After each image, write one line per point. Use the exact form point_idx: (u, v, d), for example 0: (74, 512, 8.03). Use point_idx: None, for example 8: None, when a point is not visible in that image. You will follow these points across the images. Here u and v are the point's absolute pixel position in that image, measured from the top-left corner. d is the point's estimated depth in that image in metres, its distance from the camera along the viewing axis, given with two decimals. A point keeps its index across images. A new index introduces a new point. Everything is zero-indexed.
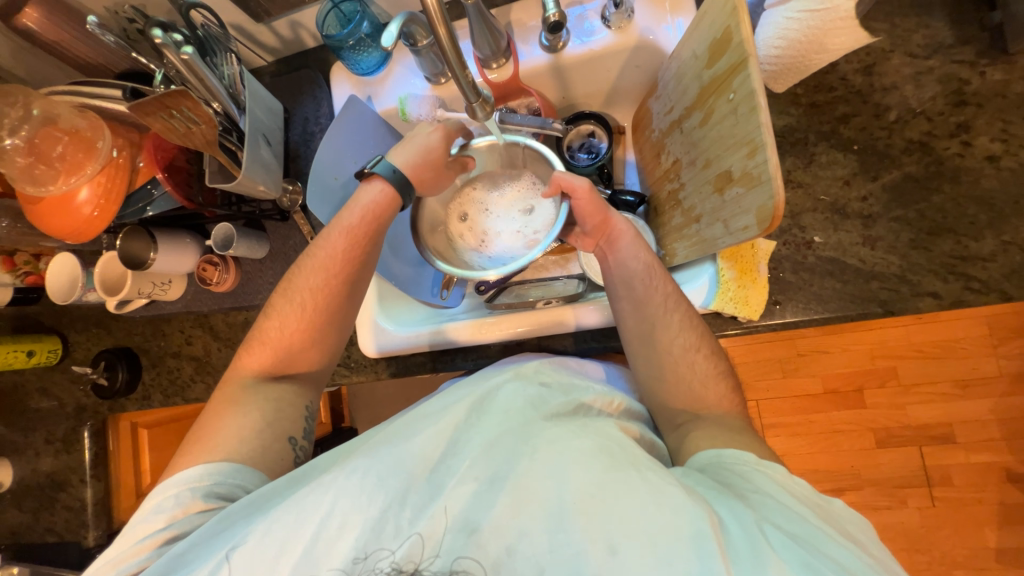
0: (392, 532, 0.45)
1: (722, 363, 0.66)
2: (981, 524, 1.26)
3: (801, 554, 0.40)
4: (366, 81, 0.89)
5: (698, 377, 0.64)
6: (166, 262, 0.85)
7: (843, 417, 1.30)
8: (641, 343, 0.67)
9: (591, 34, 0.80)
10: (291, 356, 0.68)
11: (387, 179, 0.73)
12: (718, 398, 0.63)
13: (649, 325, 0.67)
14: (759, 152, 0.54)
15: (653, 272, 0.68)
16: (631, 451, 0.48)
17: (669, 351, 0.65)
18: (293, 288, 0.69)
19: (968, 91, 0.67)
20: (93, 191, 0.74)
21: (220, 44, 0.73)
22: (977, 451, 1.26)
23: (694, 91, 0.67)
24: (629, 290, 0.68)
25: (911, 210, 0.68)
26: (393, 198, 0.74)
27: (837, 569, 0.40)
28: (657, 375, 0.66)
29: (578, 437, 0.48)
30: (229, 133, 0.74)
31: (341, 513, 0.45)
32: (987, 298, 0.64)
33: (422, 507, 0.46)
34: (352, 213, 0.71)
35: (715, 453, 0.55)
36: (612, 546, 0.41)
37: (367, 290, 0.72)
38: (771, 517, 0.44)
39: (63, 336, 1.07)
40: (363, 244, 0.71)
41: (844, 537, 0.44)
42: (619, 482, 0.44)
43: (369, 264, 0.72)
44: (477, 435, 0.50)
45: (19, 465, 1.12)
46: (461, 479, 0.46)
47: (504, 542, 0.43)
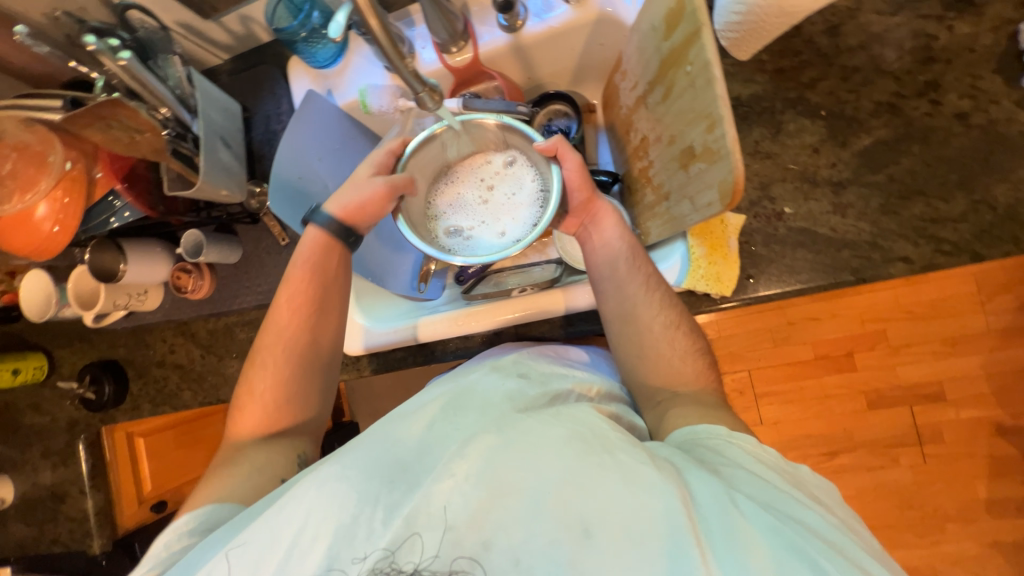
0: (365, 537, 0.44)
1: (700, 343, 0.66)
2: (972, 477, 1.29)
3: (769, 520, 0.42)
4: (325, 74, 0.87)
5: (678, 355, 0.65)
6: (139, 273, 0.85)
7: (835, 382, 1.31)
8: (620, 321, 0.67)
9: (550, 11, 0.77)
10: (270, 376, 0.69)
11: (322, 226, 0.72)
12: (695, 376, 0.64)
13: (630, 304, 0.66)
14: (717, 126, 0.52)
15: (636, 252, 0.68)
16: (606, 435, 0.48)
17: (652, 330, 0.65)
18: (264, 349, 0.70)
19: (936, 47, 0.65)
20: (51, 207, 0.72)
21: (162, 47, 0.70)
22: (967, 407, 1.27)
23: (655, 66, 0.65)
24: (611, 269, 0.68)
25: (881, 174, 0.67)
26: (327, 244, 0.72)
27: (806, 534, 0.41)
28: (636, 354, 0.66)
29: (553, 425, 0.48)
30: (183, 139, 0.70)
31: (316, 520, 0.45)
32: (958, 260, 0.64)
33: (394, 510, 0.45)
34: (295, 265, 0.72)
35: (689, 429, 0.55)
36: (587, 529, 0.42)
37: (323, 333, 0.72)
38: (742, 487, 0.46)
39: (49, 353, 1.07)
40: (300, 287, 0.71)
41: (808, 498, 0.46)
42: (593, 466, 0.44)
43: (326, 296, 0.72)
44: (456, 433, 0.51)
45: (20, 481, 1.14)
46: (438, 476, 0.45)
47: (481, 536, 0.42)
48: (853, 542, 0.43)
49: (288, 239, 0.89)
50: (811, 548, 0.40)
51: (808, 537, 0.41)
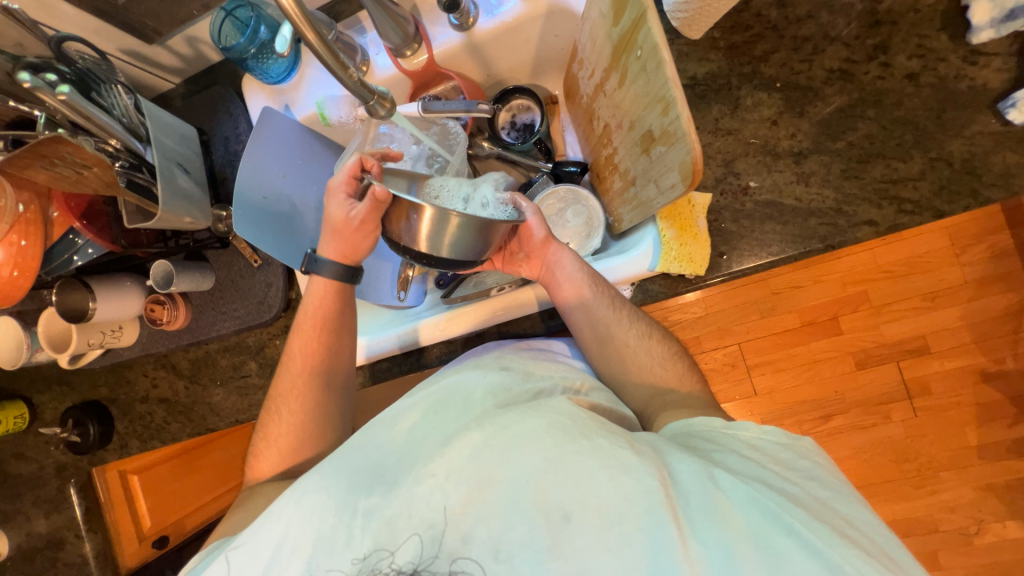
0: (346, 540, 0.45)
1: (676, 347, 0.70)
2: (961, 425, 1.32)
3: (747, 492, 0.42)
4: (280, 89, 0.85)
5: (657, 362, 0.67)
6: (109, 310, 0.83)
7: (822, 347, 1.33)
8: (597, 344, 0.68)
9: (500, 6, 0.76)
10: (290, 422, 0.70)
11: (329, 272, 0.73)
12: (681, 381, 0.65)
13: (604, 326, 0.67)
14: (671, 109, 0.53)
15: (597, 279, 0.69)
16: (585, 422, 0.48)
17: (627, 343, 0.67)
18: (283, 394, 0.71)
19: (882, 10, 0.66)
20: (8, 252, 0.71)
21: (104, 76, 0.67)
22: (951, 358, 1.30)
23: (608, 52, 0.65)
24: (580, 298, 0.68)
25: (840, 141, 0.67)
26: (336, 289, 0.74)
27: (785, 503, 0.42)
28: (620, 368, 0.67)
29: (532, 416, 0.48)
30: (137, 170, 0.69)
31: (300, 526, 0.47)
32: (920, 218, 0.65)
33: (373, 512, 0.46)
34: (306, 313, 0.73)
35: (683, 423, 0.55)
36: (565, 514, 0.42)
37: (337, 373, 0.74)
38: (725, 466, 0.46)
39: (29, 400, 1.05)
40: (314, 334, 0.72)
41: (793, 475, 0.47)
42: (573, 454, 0.44)
43: (338, 341, 0.74)
44: (438, 432, 0.51)
45: (15, 532, 1.11)
46: (419, 477, 0.46)
47: (460, 531, 0.43)
48: (835, 510, 0.44)
49: (261, 260, 0.87)
50: (787, 515, 0.41)
51: (782, 502, 0.42)
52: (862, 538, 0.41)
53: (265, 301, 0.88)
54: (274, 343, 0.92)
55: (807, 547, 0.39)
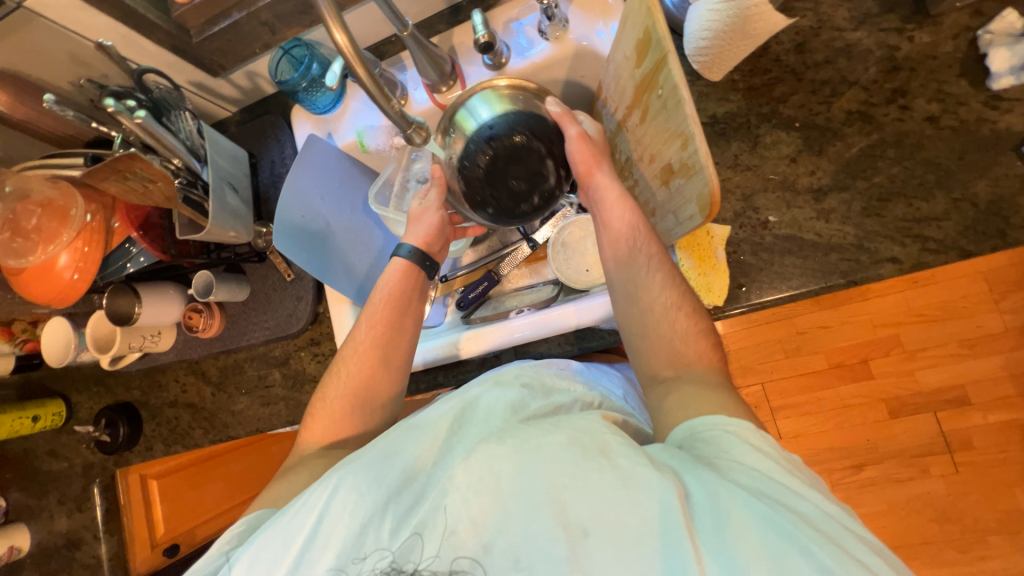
0: (375, 539, 0.47)
1: (705, 324, 0.66)
2: (1007, 485, 1.23)
3: (761, 508, 0.40)
4: (325, 119, 0.92)
5: (678, 336, 0.65)
6: (152, 315, 0.89)
7: (851, 391, 1.28)
8: (625, 302, 0.69)
9: (530, 48, 0.82)
10: (340, 405, 0.70)
11: (408, 257, 0.77)
12: (698, 356, 0.63)
13: (633, 285, 0.68)
14: (689, 143, 0.55)
15: (637, 234, 0.69)
16: (605, 439, 0.47)
17: (653, 310, 0.66)
18: (346, 357, 0.73)
19: (900, 57, 0.68)
20: (72, 256, 0.77)
21: (174, 104, 0.75)
22: (992, 410, 1.23)
23: (630, 91, 0.69)
24: (615, 251, 0.70)
25: (859, 179, 0.68)
26: (411, 271, 0.77)
27: (801, 523, 0.39)
28: (641, 334, 0.67)
29: (554, 431, 0.48)
30: (193, 186, 0.75)
31: (328, 526, 0.48)
32: (946, 257, 0.64)
33: (401, 520, 0.47)
34: (377, 295, 0.75)
35: (687, 426, 0.54)
36: (584, 529, 0.43)
37: (394, 359, 0.73)
38: (737, 479, 0.44)
39: (67, 398, 1.10)
40: (380, 314, 0.74)
41: (804, 486, 0.44)
42: (591, 471, 0.44)
43: (401, 328, 0.74)
44: (461, 446, 0.53)
45: (38, 528, 1.15)
46: (444, 489, 0.47)
47: (480, 540, 0.45)
48: (850, 532, 0.40)
49: (295, 275, 0.92)
50: (803, 535, 0.38)
51: (798, 524, 0.39)
52: (877, 563, 0.39)
53: (295, 313, 0.92)
54: (299, 355, 0.95)
55: (821, 567, 0.37)
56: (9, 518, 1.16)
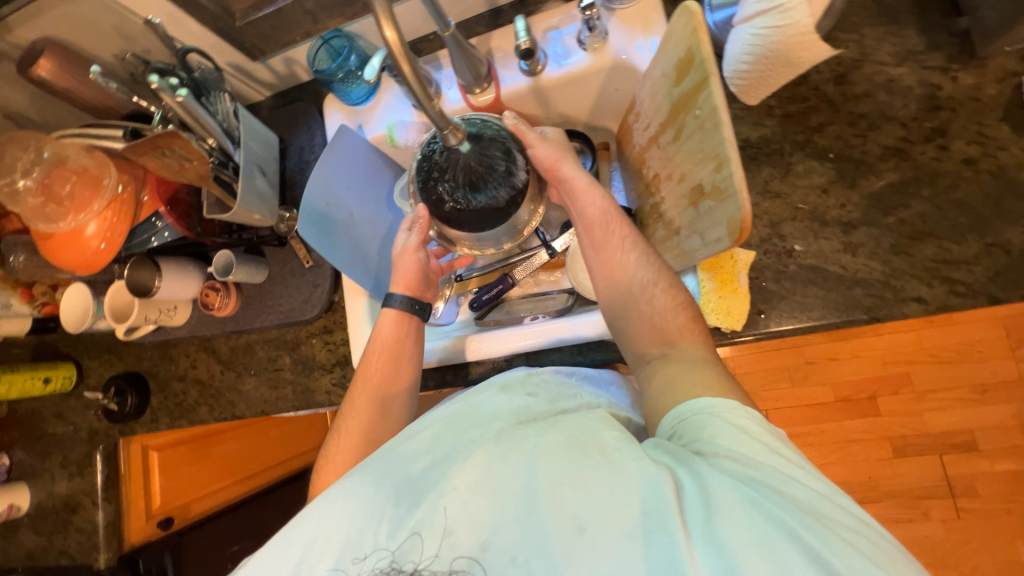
0: (373, 541, 0.47)
1: (686, 297, 0.67)
2: (1011, 537, 1.20)
3: (746, 490, 0.40)
4: (357, 111, 0.93)
5: (658, 313, 0.66)
6: (171, 289, 0.90)
7: (857, 426, 1.26)
8: (605, 290, 0.70)
9: (568, 57, 0.82)
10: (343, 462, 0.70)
11: (398, 306, 0.78)
12: (680, 333, 0.64)
13: (610, 270, 0.69)
14: (725, 167, 0.55)
15: (609, 217, 0.70)
16: (601, 436, 0.47)
17: (630, 293, 0.67)
18: (346, 413, 0.73)
19: (942, 96, 0.67)
20: (100, 225, 0.78)
21: (215, 86, 0.77)
22: (1000, 459, 1.21)
23: (665, 109, 0.69)
24: (589, 240, 0.71)
25: (891, 215, 0.68)
26: (406, 320, 0.78)
27: (787, 504, 0.39)
28: (622, 318, 0.68)
29: (549, 430, 0.49)
30: (224, 166, 0.77)
31: (328, 534, 0.48)
32: (974, 301, 0.63)
33: (397, 522, 0.47)
34: (373, 346, 0.76)
35: (675, 414, 0.54)
36: (579, 525, 0.42)
37: (394, 411, 0.74)
38: (724, 463, 0.44)
39: (79, 363, 1.12)
40: (378, 365, 0.75)
41: (793, 469, 0.44)
42: (585, 467, 0.45)
43: (399, 378, 0.75)
44: (462, 447, 0.53)
45: (37, 489, 1.15)
46: (443, 490, 0.47)
47: (478, 537, 0.44)
48: (840, 512, 0.40)
49: (314, 261, 0.93)
50: (790, 516, 0.38)
51: (784, 504, 0.39)
52: (867, 541, 0.38)
53: (310, 300, 0.93)
54: (310, 341, 0.96)
55: (810, 554, 0.36)
56: (10, 476, 1.17)
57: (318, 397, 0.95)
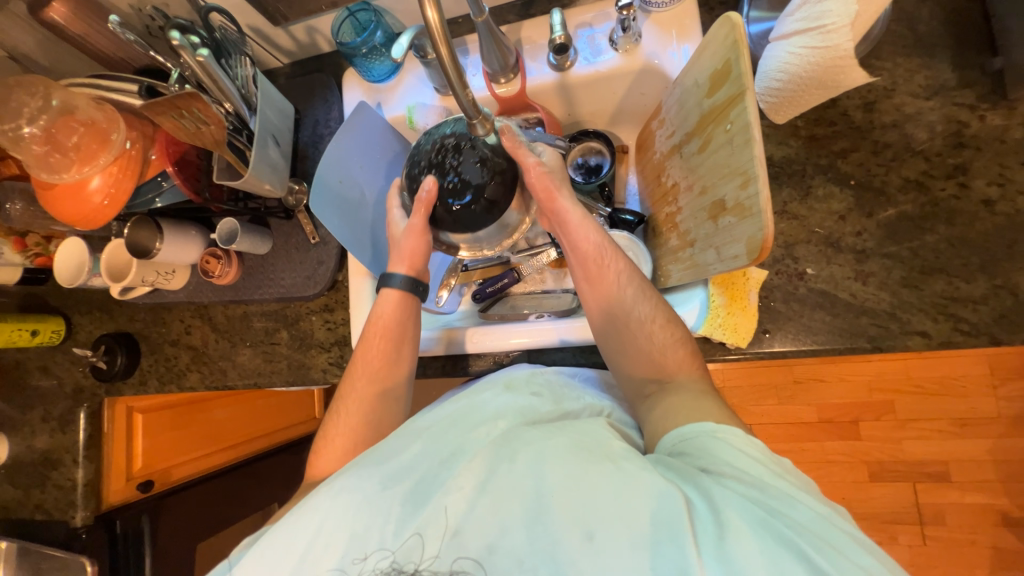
0: (379, 537, 0.48)
1: (682, 331, 0.66)
2: (973, 567, 1.24)
3: (755, 512, 0.41)
4: (377, 88, 0.91)
5: (657, 347, 0.65)
6: (171, 252, 0.88)
7: (838, 448, 1.28)
8: (601, 325, 0.69)
9: (598, 56, 0.81)
10: (346, 441, 0.71)
11: (398, 286, 0.75)
12: (679, 366, 0.63)
13: (606, 304, 0.68)
14: (751, 184, 0.55)
15: (604, 250, 0.68)
16: (608, 445, 0.49)
17: (627, 325, 0.66)
18: (346, 395, 0.73)
19: (967, 134, 0.68)
20: (105, 181, 0.75)
21: (236, 47, 0.75)
22: (972, 492, 1.24)
23: (694, 119, 0.68)
24: (583, 271, 0.70)
25: (904, 247, 0.68)
26: (405, 301, 0.76)
27: (795, 528, 0.40)
28: (619, 348, 0.67)
29: (555, 435, 0.50)
30: (239, 133, 0.76)
31: (330, 529, 0.49)
32: (975, 341, 0.64)
33: (403, 520, 0.48)
34: (371, 328, 0.74)
35: (677, 433, 0.53)
36: (588, 532, 0.43)
37: (394, 390, 0.74)
38: (733, 484, 0.44)
39: (68, 318, 1.10)
40: (377, 346, 0.73)
41: (798, 491, 0.44)
42: (593, 474, 0.45)
43: (398, 359, 0.74)
44: (464, 448, 0.53)
45: (16, 442, 1.13)
46: (447, 489, 0.49)
47: (485, 539, 0.45)
48: (845, 535, 0.41)
49: (320, 238, 0.91)
50: (799, 540, 0.39)
51: (793, 529, 0.40)
52: (872, 564, 0.39)
53: (313, 277, 0.92)
54: (309, 318, 0.95)
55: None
56: None
57: (313, 374, 0.94)
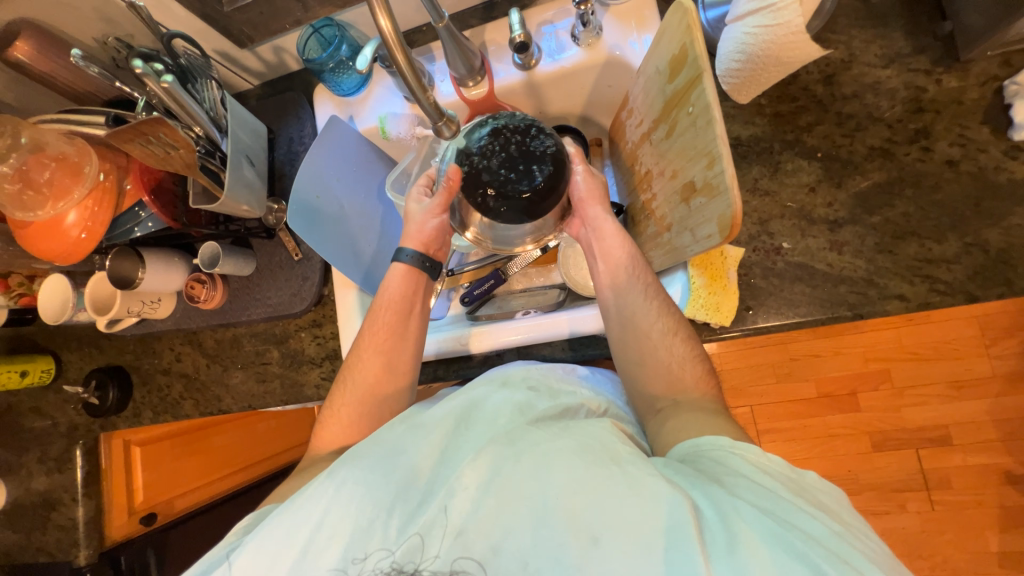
0: (381, 537, 0.48)
1: (699, 349, 0.68)
2: (982, 528, 1.24)
3: (768, 526, 0.40)
4: (348, 102, 0.92)
5: (675, 361, 0.66)
6: (154, 281, 0.88)
7: (838, 421, 1.29)
8: (620, 329, 0.70)
9: (562, 52, 0.82)
10: (351, 417, 0.71)
11: (408, 261, 0.76)
12: (695, 383, 0.65)
13: (630, 312, 0.69)
14: (717, 163, 0.55)
15: (636, 263, 0.71)
16: (615, 447, 0.49)
17: (650, 336, 0.67)
18: (353, 365, 0.74)
19: (926, 98, 0.69)
20: (81, 215, 0.76)
21: (202, 71, 0.75)
22: (973, 453, 1.25)
23: (659, 105, 0.69)
24: (614, 278, 0.72)
25: (876, 215, 0.69)
26: (413, 275, 0.76)
27: (809, 542, 0.40)
28: (637, 361, 0.68)
29: (562, 437, 0.50)
30: (211, 156, 0.76)
31: (332, 521, 0.49)
32: (953, 299, 0.65)
33: (408, 519, 0.49)
34: (380, 299, 0.75)
35: (692, 442, 0.54)
36: (594, 537, 0.43)
37: (402, 359, 0.74)
38: (745, 495, 0.44)
39: (58, 356, 1.09)
40: (386, 318, 0.74)
41: (813, 508, 0.44)
42: (600, 477, 0.46)
43: (406, 331, 0.75)
44: (466, 447, 0.53)
45: (13, 486, 1.12)
46: (452, 490, 0.48)
47: (489, 541, 0.46)
48: (860, 553, 0.40)
49: (302, 254, 0.92)
50: (815, 556, 0.38)
51: (809, 545, 0.39)
52: None
53: (299, 293, 0.92)
54: (299, 335, 0.95)
55: None
56: None
57: (307, 391, 0.94)
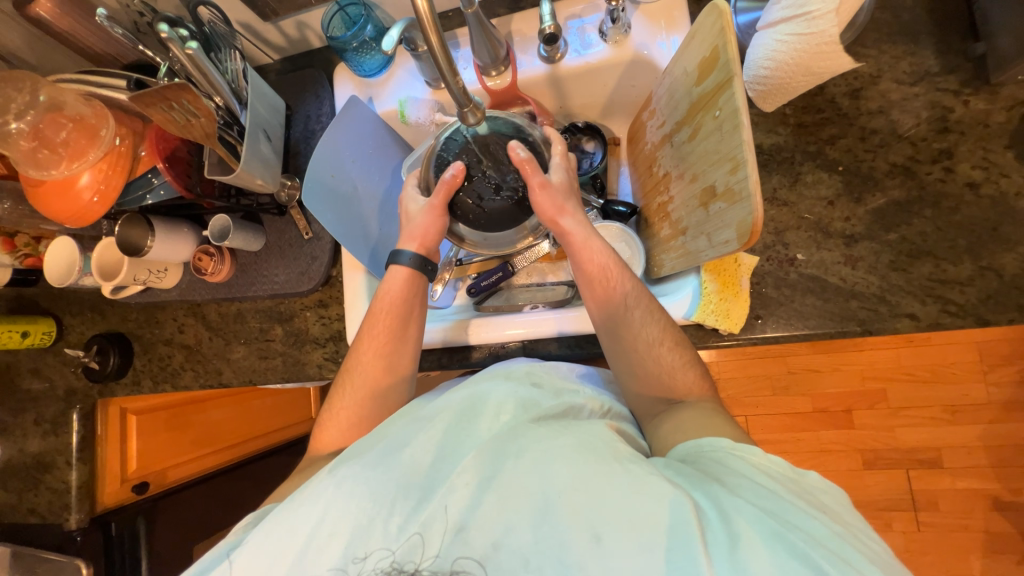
0: (381, 535, 0.48)
1: (689, 353, 0.67)
2: (966, 551, 1.25)
3: (769, 526, 0.41)
4: (368, 83, 0.91)
5: (664, 369, 0.65)
6: (162, 250, 0.87)
7: (831, 438, 1.30)
8: (609, 339, 0.68)
9: (589, 48, 0.81)
10: (347, 420, 0.71)
11: (409, 263, 0.75)
12: (688, 388, 0.65)
13: (612, 321, 0.68)
14: (741, 169, 0.55)
15: (608, 270, 0.68)
16: (615, 446, 0.49)
17: (635, 347, 0.66)
18: (352, 369, 0.73)
19: (952, 119, 0.69)
20: (94, 177, 0.75)
21: (224, 40, 0.75)
22: (964, 477, 1.25)
23: (684, 108, 0.69)
24: (590, 291, 0.69)
25: (893, 233, 0.69)
26: (415, 279, 0.76)
27: (810, 541, 0.40)
28: (628, 369, 0.67)
29: (562, 435, 0.50)
30: (230, 127, 0.76)
31: (331, 520, 0.49)
32: (963, 321, 0.65)
33: (409, 515, 0.48)
34: (380, 301, 0.74)
35: (693, 444, 0.54)
36: (595, 534, 0.43)
37: (399, 362, 0.74)
38: (746, 496, 0.44)
39: (59, 319, 1.09)
40: (385, 323, 0.73)
41: (812, 507, 0.44)
42: (601, 474, 0.46)
43: (404, 335, 0.74)
44: (467, 445, 0.53)
45: (7, 446, 1.11)
46: (452, 487, 0.49)
47: (490, 537, 0.46)
48: (859, 553, 0.41)
49: (313, 233, 0.91)
50: (814, 553, 0.39)
51: (809, 545, 0.39)
52: None
53: (307, 273, 0.91)
54: (304, 314, 0.95)
55: None
56: None
57: (309, 370, 0.94)
